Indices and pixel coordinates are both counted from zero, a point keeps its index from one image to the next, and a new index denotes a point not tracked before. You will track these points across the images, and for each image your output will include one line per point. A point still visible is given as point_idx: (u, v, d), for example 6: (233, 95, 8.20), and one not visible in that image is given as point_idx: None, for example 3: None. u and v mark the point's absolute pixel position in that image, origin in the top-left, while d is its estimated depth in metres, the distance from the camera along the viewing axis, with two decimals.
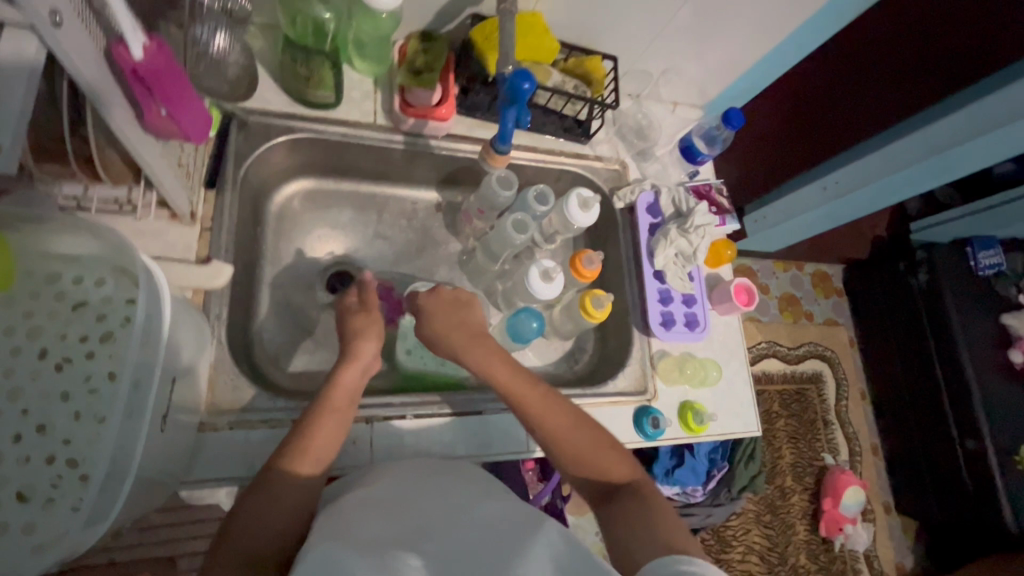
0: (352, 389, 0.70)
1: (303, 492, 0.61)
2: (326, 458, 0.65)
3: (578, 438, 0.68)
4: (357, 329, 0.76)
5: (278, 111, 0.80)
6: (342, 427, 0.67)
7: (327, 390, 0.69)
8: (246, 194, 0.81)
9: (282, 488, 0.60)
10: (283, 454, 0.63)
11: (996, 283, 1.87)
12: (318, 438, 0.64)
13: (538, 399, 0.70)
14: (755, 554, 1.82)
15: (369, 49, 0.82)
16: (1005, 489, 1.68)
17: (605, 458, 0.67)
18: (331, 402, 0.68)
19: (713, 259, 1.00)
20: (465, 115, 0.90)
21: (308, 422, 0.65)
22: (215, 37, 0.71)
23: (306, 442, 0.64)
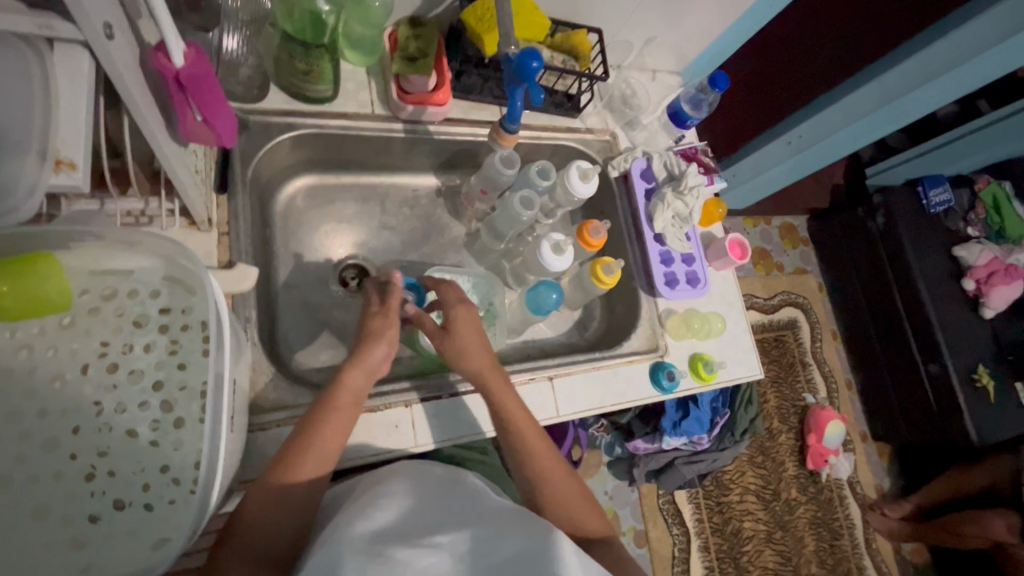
0: (353, 393, 0.68)
1: (304, 495, 0.64)
2: (329, 460, 0.66)
3: (564, 483, 0.74)
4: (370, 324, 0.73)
5: (278, 109, 0.80)
6: (346, 432, 0.67)
7: (330, 393, 0.67)
8: (254, 194, 0.81)
9: (285, 494, 0.62)
10: (284, 458, 0.63)
11: (947, 219, 2.01)
12: (321, 442, 0.65)
13: (535, 437, 0.75)
14: (751, 494, 1.94)
15: (361, 41, 0.83)
16: (967, 406, 1.84)
17: (583, 509, 0.74)
18: (331, 410, 0.66)
19: (705, 219, 1.05)
20: (460, 97, 0.91)
21: (311, 426, 0.65)
22: (226, 38, 0.76)
23: (311, 444, 0.64)
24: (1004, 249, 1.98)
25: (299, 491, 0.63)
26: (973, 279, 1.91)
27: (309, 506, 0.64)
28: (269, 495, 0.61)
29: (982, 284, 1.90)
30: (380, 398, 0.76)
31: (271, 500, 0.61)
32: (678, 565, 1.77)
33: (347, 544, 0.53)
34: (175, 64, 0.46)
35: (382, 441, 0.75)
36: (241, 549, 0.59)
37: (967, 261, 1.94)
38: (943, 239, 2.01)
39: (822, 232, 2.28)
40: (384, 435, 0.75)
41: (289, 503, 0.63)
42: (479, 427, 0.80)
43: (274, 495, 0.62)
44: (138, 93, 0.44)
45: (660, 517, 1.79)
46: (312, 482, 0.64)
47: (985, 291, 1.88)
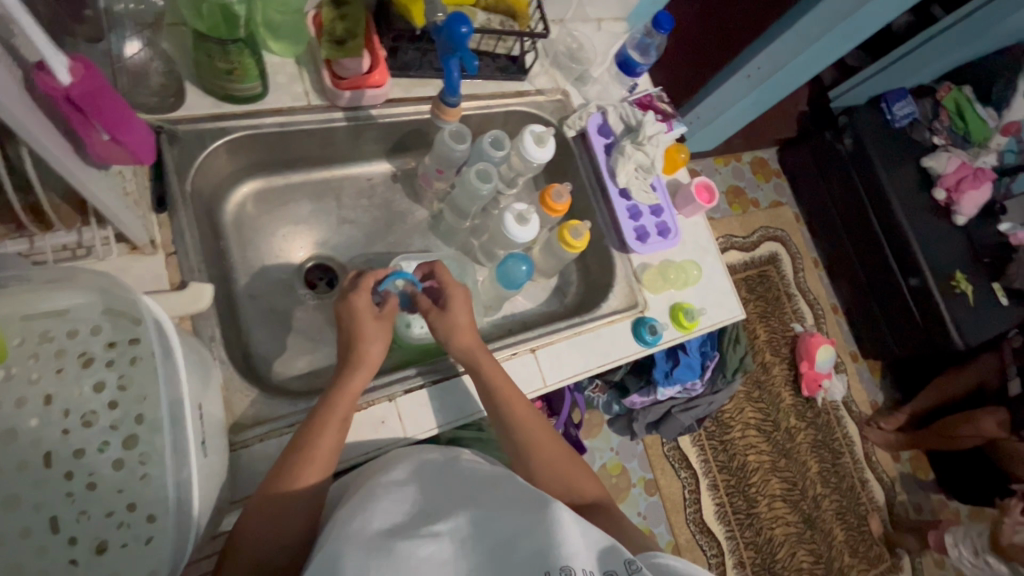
0: (349, 400, 0.67)
1: (306, 500, 0.63)
2: (330, 466, 0.65)
3: (559, 456, 0.74)
4: (357, 321, 0.70)
5: (207, 114, 0.75)
6: (343, 439, 0.66)
7: (326, 401, 0.66)
8: (198, 206, 0.77)
9: (284, 502, 0.61)
10: (281, 468, 0.63)
11: (912, 131, 2.01)
12: (319, 450, 0.64)
13: (529, 417, 0.75)
14: (752, 427, 1.99)
15: (284, 28, 0.80)
16: (947, 311, 1.89)
17: (580, 480, 0.74)
18: (328, 418, 0.65)
19: (668, 166, 1.04)
20: (400, 75, 0.87)
21: (308, 434, 0.64)
22: (129, 44, 0.72)
23: (313, 450, 0.63)
24: (971, 153, 1.98)
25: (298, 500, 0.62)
26: (943, 188, 1.92)
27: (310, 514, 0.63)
28: (267, 506, 0.60)
29: (951, 192, 1.91)
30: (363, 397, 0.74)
31: (271, 510, 0.60)
32: (690, 506, 1.82)
33: (349, 540, 0.53)
34: (62, 82, 0.42)
35: (371, 439, 0.74)
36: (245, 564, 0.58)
37: (936, 170, 1.94)
38: (910, 151, 2.01)
39: (793, 163, 2.28)
40: (372, 432, 0.74)
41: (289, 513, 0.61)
42: (467, 410, 0.79)
43: (273, 505, 0.61)
44: (26, 119, 0.40)
45: (667, 464, 1.83)
46: (313, 491, 0.63)
47: (956, 198, 1.89)
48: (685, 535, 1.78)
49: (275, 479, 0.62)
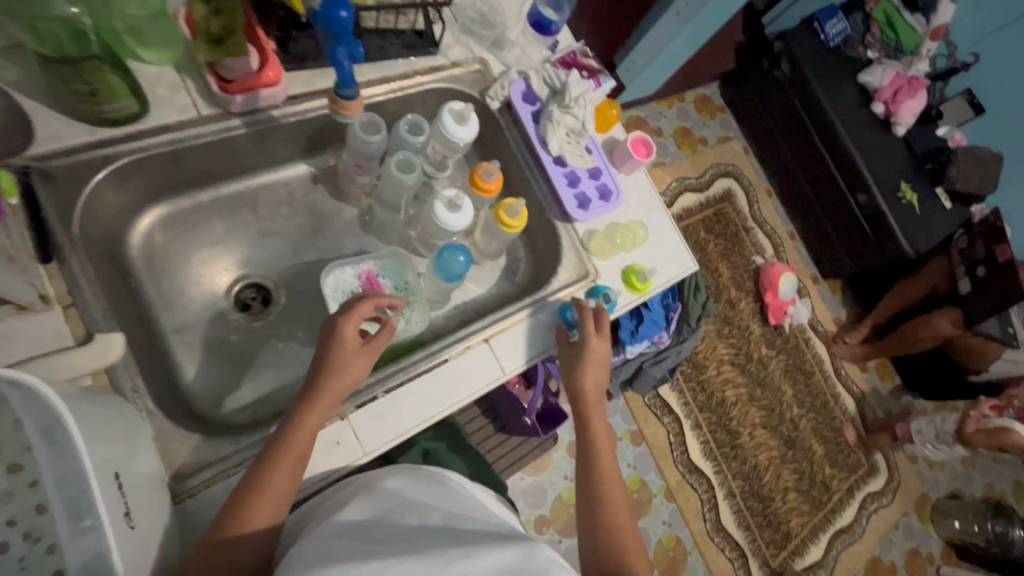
0: (306, 437, 0.64)
1: (255, 544, 0.60)
2: (281, 505, 0.62)
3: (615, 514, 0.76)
4: (335, 347, 0.67)
5: (80, 142, 0.67)
6: (296, 475, 0.63)
7: (279, 437, 0.63)
8: (94, 248, 0.70)
9: (231, 549, 0.58)
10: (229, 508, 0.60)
11: (845, 48, 2.01)
12: (268, 492, 0.61)
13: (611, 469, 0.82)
14: (727, 364, 2.04)
15: (149, 33, 0.70)
16: (896, 223, 1.93)
17: (625, 544, 0.73)
18: (281, 453, 0.62)
19: (601, 124, 1.00)
20: (296, 68, 0.80)
21: (258, 472, 0.61)
22: None
23: (260, 490, 0.60)
24: (905, 63, 2.00)
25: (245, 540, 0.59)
26: (881, 101, 1.95)
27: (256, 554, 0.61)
28: (211, 555, 0.57)
29: (890, 105, 1.95)
30: (377, 386, 0.75)
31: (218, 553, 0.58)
32: (676, 449, 1.87)
33: None
34: None
35: (327, 461, 0.71)
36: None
37: (873, 84, 1.97)
38: (845, 69, 2.02)
39: (736, 95, 2.26)
40: (328, 454, 0.71)
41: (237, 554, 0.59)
42: (424, 414, 0.77)
43: (219, 550, 0.58)
44: None
45: (650, 413, 1.87)
46: (262, 531, 0.61)
47: (894, 109, 1.93)
48: (675, 477, 1.84)
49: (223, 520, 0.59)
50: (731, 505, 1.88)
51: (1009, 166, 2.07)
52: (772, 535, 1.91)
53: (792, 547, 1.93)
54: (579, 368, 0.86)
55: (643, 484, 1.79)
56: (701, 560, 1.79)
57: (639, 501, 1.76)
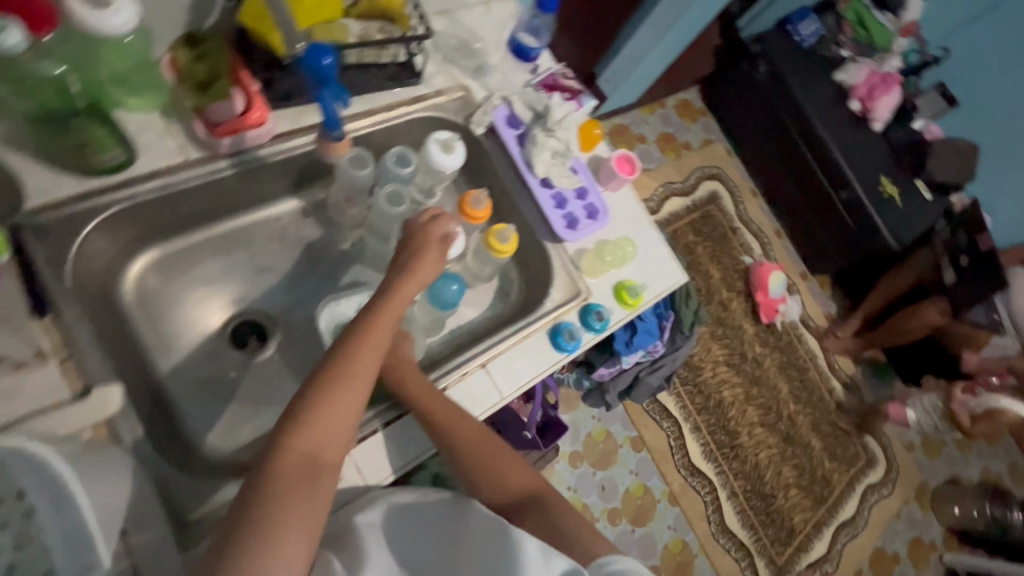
0: (367, 365, 0.64)
1: (338, 427, 0.60)
2: (364, 392, 0.63)
3: (483, 447, 0.75)
4: (420, 248, 0.74)
5: (69, 195, 0.67)
6: (357, 407, 0.62)
7: (343, 362, 0.63)
8: (87, 299, 0.71)
9: (317, 426, 0.59)
10: (289, 432, 0.58)
11: (820, 47, 2.06)
12: (354, 375, 0.62)
13: (446, 413, 0.73)
14: (723, 364, 2.06)
15: (135, 81, 0.71)
16: (879, 217, 1.98)
17: (507, 470, 0.76)
18: (341, 383, 0.61)
19: (585, 144, 1.02)
20: (283, 106, 0.80)
21: (318, 396, 0.60)
22: None
23: (346, 372, 0.62)
24: (878, 60, 2.05)
25: (309, 464, 0.57)
26: (857, 99, 2.01)
27: (323, 480, 0.57)
28: (306, 430, 0.58)
29: (865, 101, 2.01)
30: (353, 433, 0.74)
31: (286, 478, 0.55)
32: (678, 452, 1.88)
33: None
34: None
35: (331, 499, 0.71)
36: (269, 542, 0.51)
37: (848, 83, 2.03)
38: (822, 69, 2.06)
39: (716, 99, 2.29)
40: (333, 492, 0.71)
41: (308, 479, 0.56)
42: (427, 444, 0.78)
43: (304, 432, 0.58)
44: None
45: (649, 418, 1.88)
46: (343, 416, 0.61)
47: (871, 106, 1.99)
48: (678, 481, 1.85)
49: (287, 441, 0.57)
50: (735, 505, 1.90)
51: (986, 155, 2.11)
52: (776, 532, 1.93)
53: (797, 543, 1.94)
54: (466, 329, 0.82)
55: (646, 490, 1.80)
56: (708, 562, 1.80)
57: (643, 507, 1.76)
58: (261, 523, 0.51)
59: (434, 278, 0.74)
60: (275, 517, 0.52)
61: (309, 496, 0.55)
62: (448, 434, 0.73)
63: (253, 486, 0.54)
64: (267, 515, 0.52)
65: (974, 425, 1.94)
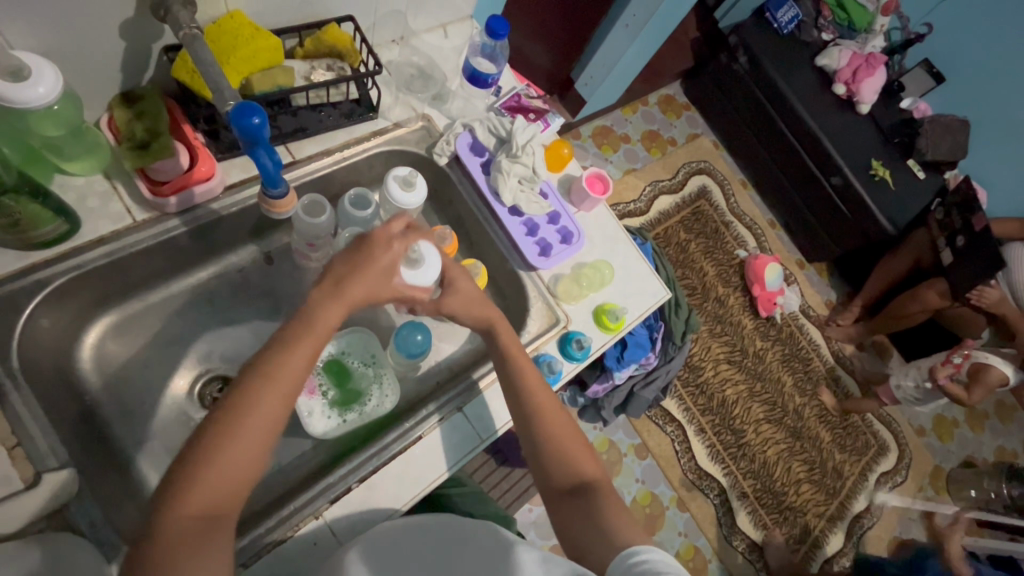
0: (274, 405, 0.54)
1: (234, 485, 0.51)
2: (267, 438, 0.54)
3: (558, 423, 0.71)
4: (364, 253, 0.62)
5: (10, 271, 0.65)
6: (265, 451, 0.54)
7: (241, 403, 0.53)
8: (39, 372, 0.68)
9: (209, 484, 0.50)
10: (182, 487, 0.49)
11: (799, 34, 2.03)
12: (253, 423, 0.53)
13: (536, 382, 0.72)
14: (723, 361, 2.03)
15: (71, 148, 0.68)
16: (872, 200, 1.94)
17: (579, 453, 0.70)
18: (243, 429, 0.52)
19: (555, 165, 0.99)
20: (233, 157, 0.78)
21: (219, 438, 0.51)
22: None
23: (243, 419, 0.52)
24: (860, 42, 2.01)
25: (205, 523, 0.49)
26: (842, 82, 1.96)
27: (222, 540, 0.50)
28: (198, 496, 0.50)
29: (850, 85, 1.96)
30: (325, 492, 0.71)
31: (178, 543, 0.47)
32: (683, 456, 1.84)
33: None
34: None
35: (306, 563, 0.68)
36: None
37: (831, 67, 1.98)
38: (803, 56, 2.03)
39: (699, 93, 2.26)
40: (308, 557, 0.68)
41: (205, 538, 0.49)
42: (404, 497, 0.74)
43: (195, 493, 0.50)
44: None
45: (652, 424, 1.85)
46: (241, 473, 0.52)
47: (855, 89, 1.95)
48: (685, 486, 1.81)
49: (177, 499, 0.49)
50: (745, 506, 1.86)
51: (977, 130, 2.07)
52: (790, 530, 1.88)
53: (812, 540, 1.89)
54: (455, 303, 0.74)
55: (654, 498, 1.76)
56: (722, 567, 1.76)
57: (652, 515, 1.73)
58: None
59: (372, 295, 0.63)
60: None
61: (206, 560, 0.48)
62: (540, 408, 0.71)
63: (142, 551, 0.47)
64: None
65: (970, 394, 1.80)
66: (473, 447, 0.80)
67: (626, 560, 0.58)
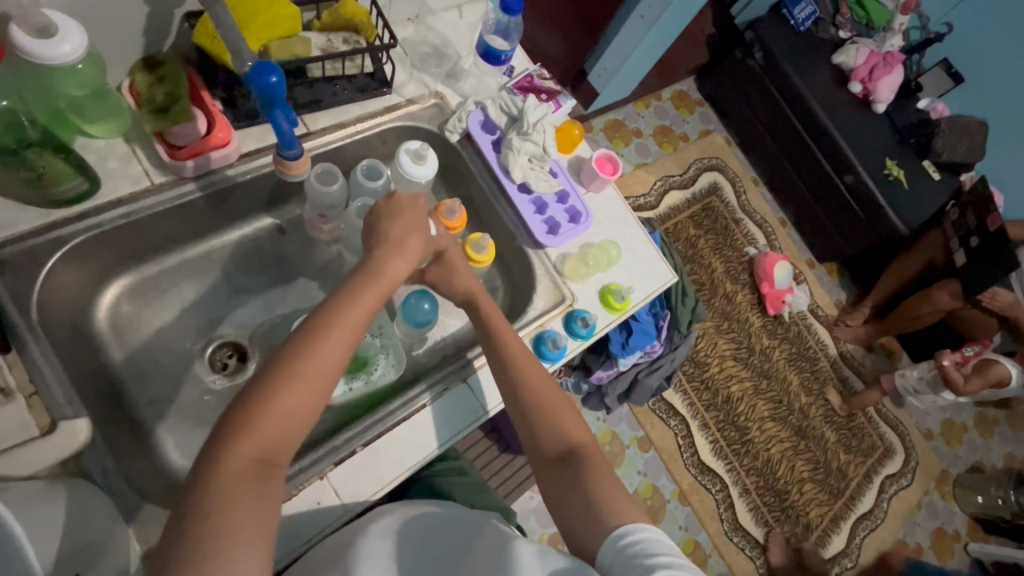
0: (332, 355, 0.57)
1: (290, 431, 0.54)
2: (323, 387, 0.56)
3: (548, 392, 0.72)
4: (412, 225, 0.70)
5: (31, 228, 0.67)
6: (319, 399, 0.56)
7: (301, 350, 0.56)
8: (56, 327, 0.70)
9: (267, 428, 0.53)
10: (242, 429, 0.52)
11: (817, 30, 2.01)
12: (312, 370, 0.56)
13: (523, 355, 0.74)
14: (730, 358, 2.02)
15: (92, 108, 0.69)
16: (884, 199, 1.92)
17: (568, 422, 0.71)
18: (304, 373, 0.55)
19: (565, 145, 0.99)
20: (248, 125, 0.79)
21: (279, 381, 0.54)
22: None
23: (302, 367, 0.55)
24: (878, 39, 1.99)
25: (258, 466, 0.51)
26: (858, 80, 1.95)
27: (273, 483, 0.52)
28: (258, 437, 0.52)
29: (866, 82, 1.95)
30: (333, 453, 0.72)
31: (233, 484, 0.49)
32: (686, 451, 1.84)
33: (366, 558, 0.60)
34: None
35: (309, 523, 0.69)
36: (219, 554, 0.45)
37: (848, 65, 1.98)
38: (819, 53, 2.01)
39: (713, 89, 2.25)
40: (310, 518, 0.69)
41: (258, 481, 0.51)
42: (406, 463, 0.76)
43: (254, 435, 0.52)
44: None
45: (655, 417, 1.85)
46: (297, 420, 0.55)
47: (872, 86, 1.93)
48: (688, 480, 1.81)
49: (235, 443, 0.51)
50: (748, 502, 1.85)
51: (995, 131, 2.05)
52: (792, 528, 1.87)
53: (814, 539, 1.88)
54: (456, 273, 0.79)
55: (655, 491, 1.76)
56: (723, 561, 1.75)
57: (653, 508, 1.73)
58: (198, 533, 0.46)
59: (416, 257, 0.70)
60: (222, 527, 0.46)
61: (259, 500, 0.50)
62: (534, 402, 0.71)
63: (195, 490, 0.49)
64: (216, 527, 0.46)
65: (969, 382, 1.83)
66: (475, 418, 0.81)
67: (618, 541, 0.58)
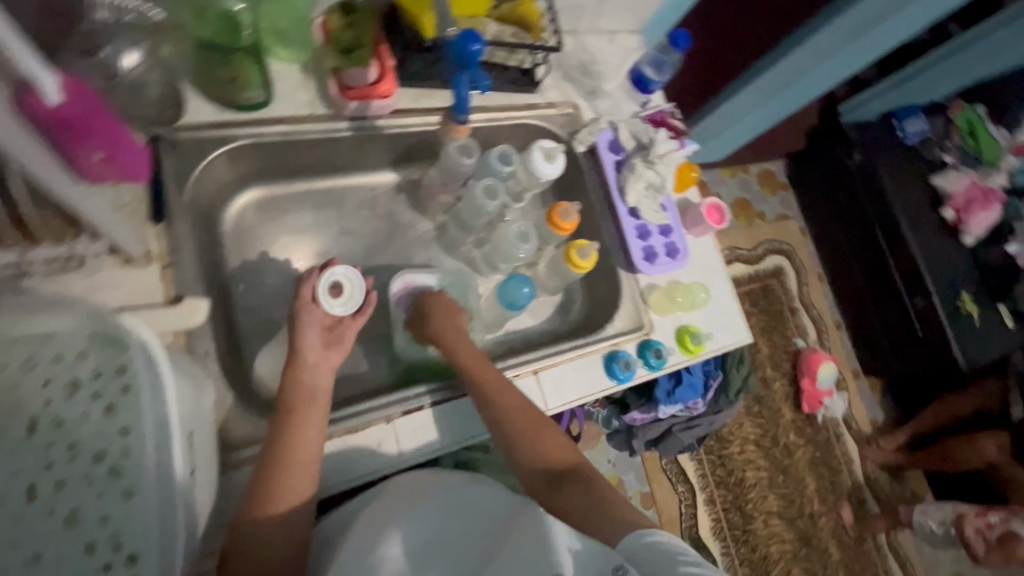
0: (316, 427, 0.65)
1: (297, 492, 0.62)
2: (313, 454, 0.64)
3: (527, 422, 0.72)
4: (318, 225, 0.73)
5: (207, 121, 0.74)
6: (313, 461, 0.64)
7: (290, 426, 0.63)
8: (195, 215, 0.76)
9: (279, 490, 0.61)
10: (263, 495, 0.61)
11: (923, 150, 1.96)
12: (302, 441, 0.63)
13: (498, 385, 0.74)
14: (751, 443, 1.97)
15: (291, 35, 0.78)
16: (954, 333, 1.85)
17: (548, 443, 0.72)
18: (297, 446, 0.63)
19: (679, 184, 1.02)
20: (408, 85, 0.85)
21: (279, 452, 0.62)
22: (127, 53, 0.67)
23: (293, 441, 0.63)
24: (980, 173, 1.93)
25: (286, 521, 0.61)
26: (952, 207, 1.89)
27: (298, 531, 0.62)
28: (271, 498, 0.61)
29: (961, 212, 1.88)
30: (400, 402, 0.77)
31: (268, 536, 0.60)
32: (686, 521, 1.79)
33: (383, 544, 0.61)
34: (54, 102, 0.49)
35: (367, 461, 0.73)
36: None
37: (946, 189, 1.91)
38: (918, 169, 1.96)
39: (802, 177, 2.25)
40: (368, 454, 0.74)
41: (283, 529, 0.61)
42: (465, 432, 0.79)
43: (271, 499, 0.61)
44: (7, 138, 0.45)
45: (665, 478, 1.80)
46: (303, 482, 0.63)
47: (964, 217, 1.86)
48: None
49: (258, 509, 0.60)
50: None
51: None
52: None
53: None
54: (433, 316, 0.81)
55: None
56: None
57: None
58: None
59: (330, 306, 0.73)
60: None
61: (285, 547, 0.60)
62: (514, 432, 0.71)
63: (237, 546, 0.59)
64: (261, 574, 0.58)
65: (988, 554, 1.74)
66: None
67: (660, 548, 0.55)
